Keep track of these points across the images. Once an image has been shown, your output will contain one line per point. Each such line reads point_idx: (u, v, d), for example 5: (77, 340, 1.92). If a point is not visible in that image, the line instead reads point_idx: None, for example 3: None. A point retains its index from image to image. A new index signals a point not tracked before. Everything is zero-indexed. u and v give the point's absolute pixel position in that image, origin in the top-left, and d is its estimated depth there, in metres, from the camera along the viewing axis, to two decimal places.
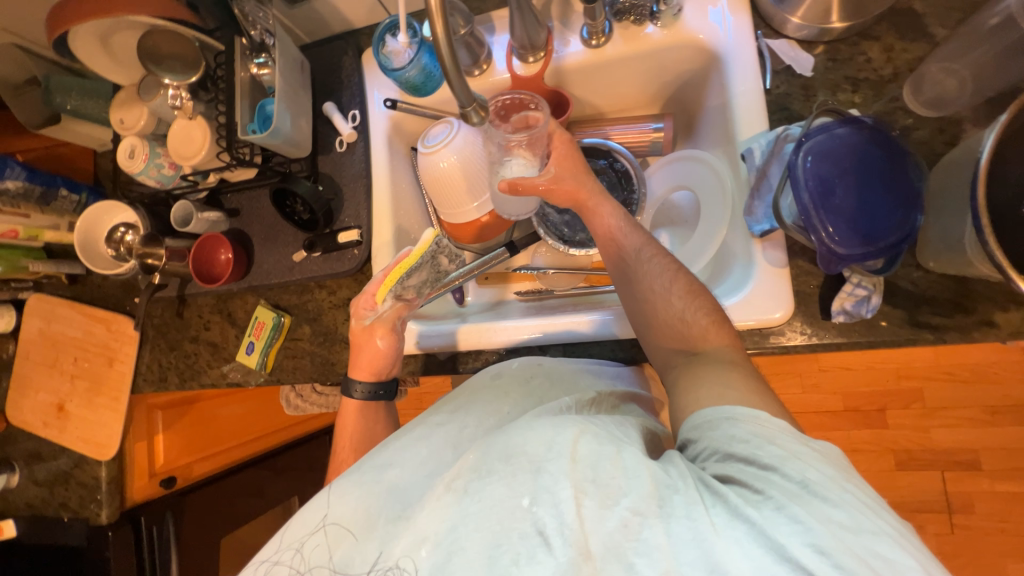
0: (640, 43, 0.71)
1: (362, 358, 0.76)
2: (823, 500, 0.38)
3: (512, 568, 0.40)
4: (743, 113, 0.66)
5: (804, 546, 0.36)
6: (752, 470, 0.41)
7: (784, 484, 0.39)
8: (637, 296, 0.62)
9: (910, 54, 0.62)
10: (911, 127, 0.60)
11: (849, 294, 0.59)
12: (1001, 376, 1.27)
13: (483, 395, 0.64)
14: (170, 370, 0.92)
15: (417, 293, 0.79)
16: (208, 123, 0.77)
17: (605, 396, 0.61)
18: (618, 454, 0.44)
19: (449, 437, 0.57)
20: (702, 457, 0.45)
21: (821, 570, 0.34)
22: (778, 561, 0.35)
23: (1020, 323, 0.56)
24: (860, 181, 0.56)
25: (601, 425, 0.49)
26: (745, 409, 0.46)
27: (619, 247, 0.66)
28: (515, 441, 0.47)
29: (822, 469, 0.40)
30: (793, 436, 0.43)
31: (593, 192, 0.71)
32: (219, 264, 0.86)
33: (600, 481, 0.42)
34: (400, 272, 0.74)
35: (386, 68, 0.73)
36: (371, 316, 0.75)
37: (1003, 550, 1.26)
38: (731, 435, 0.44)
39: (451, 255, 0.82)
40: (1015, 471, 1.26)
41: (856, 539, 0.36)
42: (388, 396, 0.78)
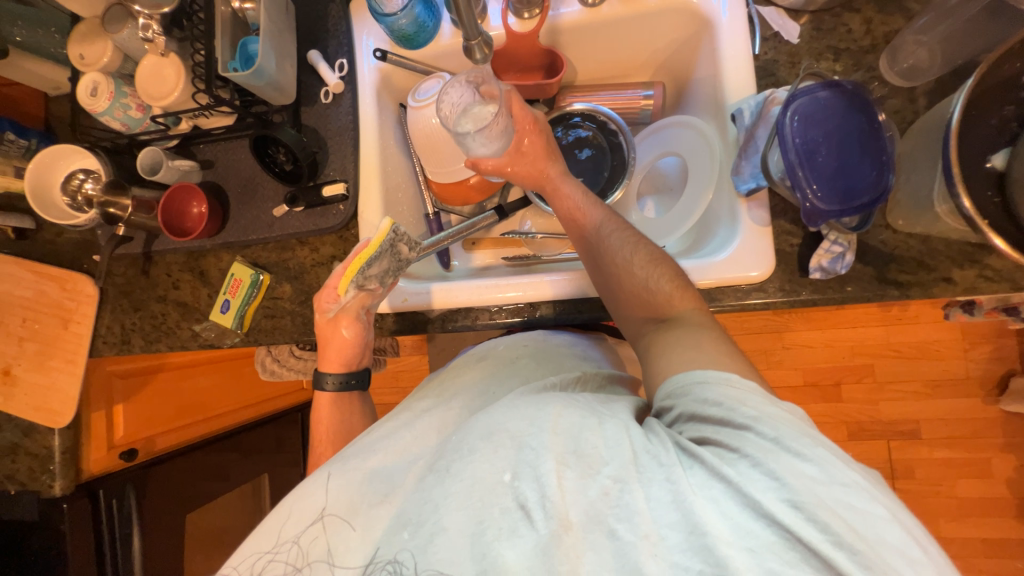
0: (635, 5, 0.72)
1: (331, 351, 0.76)
2: (795, 455, 0.40)
3: (495, 543, 0.41)
4: (733, 77, 0.68)
5: (779, 501, 0.38)
6: (726, 431, 0.43)
7: (758, 441, 0.41)
8: (602, 270, 0.65)
9: (887, 27, 0.65)
10: (885, 96, 0.64)
11: (826, 251, 0.62)
12: (942, 352, 1.37)
13: (469, 380, 0.67)
14: (135, 332, 0.86)
15: (380, 283, 0.72)
16: (182, 62, 0.72)
17: (591, 375, 0.64)
18: (599, 425, 0.46)
19: (434, 423, 0.59)
20: (677, 422, 0.47)
21: (797, 525, 0.37)
22: (756, 519, 0.38)
23: (974, 280, 0.61)
24: (840, 144, 0.60)
25: (583, 401, 0.50)
26: (716, 372, 0.48)
27: (579, 226, 0.69)
28: (495, 420, 0.48)
29: (788, 423, 0.42)
30: (760, 396, 0.45)
31: (551, 171, 0.74)
32: (191, 217, 0.81)
33: (581, 453, 0.43)
34: (359, 264, 0.67)
35: (377, 12, 0.70)
36: (335, 308, 0.72)
37: (938, 510, 1.38)
38: (704, 400, 0.46)
39: (412, 243, 0.71)
40: (951, 439, 1.38)
41: (827, 490, 0.38)
42: (360, 384, 0.79)
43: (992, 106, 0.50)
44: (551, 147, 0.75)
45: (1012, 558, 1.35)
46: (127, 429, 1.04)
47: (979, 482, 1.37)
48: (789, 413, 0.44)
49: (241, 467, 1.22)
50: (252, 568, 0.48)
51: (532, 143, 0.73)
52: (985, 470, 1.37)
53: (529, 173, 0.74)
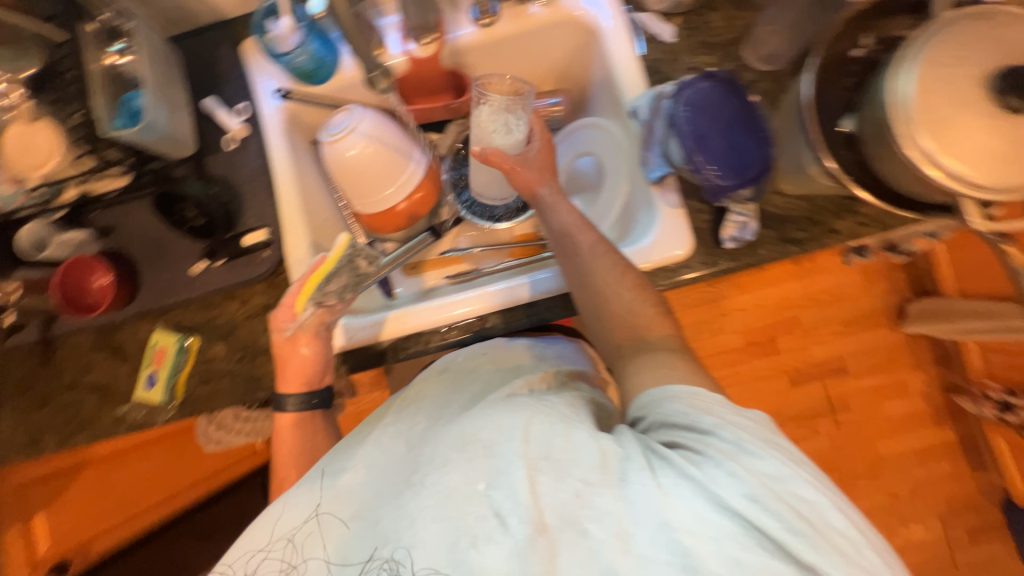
0: (526, 21, 0.76)
1: (290, 371, 0.71)
2: (754, 455, 0.43)
3: (471, 549, 0.43)
4: (625, 78, 0.74)
5: (739, 497, 0.40)
6: (692, 436, 0.45)
7: (722, 445, 0.43)
8: (586, 284, 0.64)
9: (744, 21, 0.74)
10: (754, 80, 0.73)
11: (733, 222, 0.69)
12: (849, 294, 1.55)
13: (430, 391, 0.67)
14: (44, 430, 0.76)
15: (340, 298, 0.70)
16: (61, 126, 0.69)
17: (554, 372, 0.67)
18: (568, 430, 0.48)
19: (402, 434, 0.60)
20: (650, 428, 0.49)
21: (755, 515, 0.40)
22: (719, 514, 0.40)
23: (854, 227, 0.70)
24: (727, 126, 0.66)
25: (553, 406, 0.52)
26: (684, 387, 0.50)
27: (573, 242, 0.66)
28: (467, 431, 0.50)
29: (752, 431, 0.45)
30: (728, 407, 0.47)
31: (547, 190, 0.72)
32: (94, 291, 0.73)
33: (552, 457, 0.46)
34: (317, 281, 0.67)
35: (272, 53, 0.68)
36: (292, 326, 0.69)
37: (874, 433, 1.55)
38: (674, 410, 0.48)
39: (370, 257, 0.72)
40: (872, 368, 1.56)
41: (781, 485, 0.41)
42: (323, 404, 0.74)
43: (834, 79, 0.58)
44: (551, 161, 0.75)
45: (939, 461, 1.54)
46: (49, 541, 0.98)
47: (900, 401, 1.55)
48: (755, 423, 0.46)
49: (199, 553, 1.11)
50: (245, 565, 0.53)
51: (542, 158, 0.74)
52: (903, 389, 1.55)
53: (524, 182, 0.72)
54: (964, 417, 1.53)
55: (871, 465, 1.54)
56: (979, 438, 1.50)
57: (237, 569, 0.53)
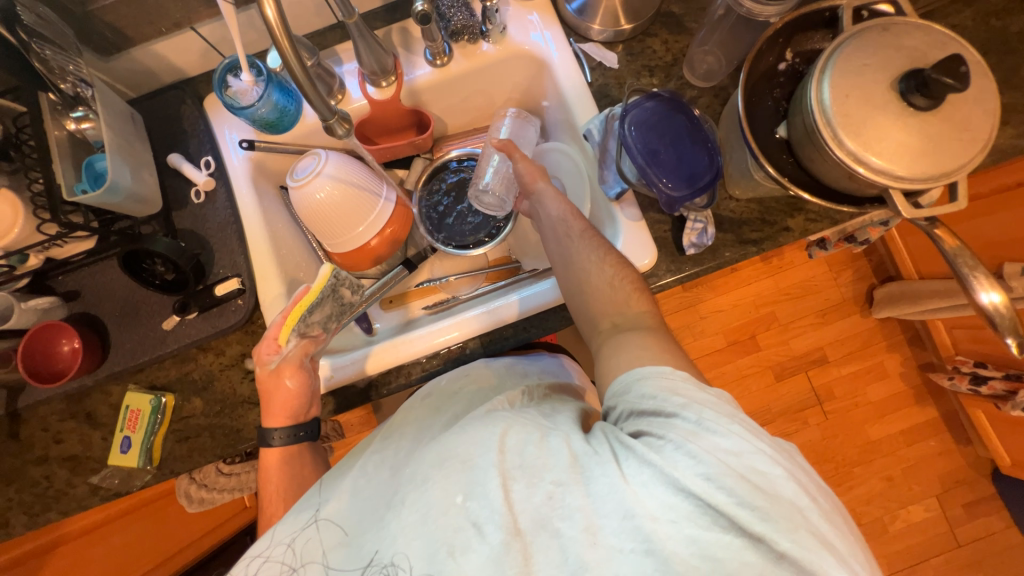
0: (479, 58, 0.80)
1: (274, 403, 0.69)
2: (713, 433, 0.43)
3: (449, 560, 0.43)
4: (577, 104, 0.78)
5: (697, 476, 0.41)
6: (658, 420, 0.46)
7: (683, 426, 0.44)
8: (569, 264, 0.65)
9: (681, 43, 0.80)
10: (696, 96, 0.78)
11: (692, 228, 0.72)
12: (819, 285, 1.61)
13: (414, 416, 0.67)
14: (13, 509, 0.73)
15: (324, 328, 0.72)
16: (18, 195, 0.66)
17: (534, 388, 0.67)
18: (542, 438, 0.48)
19: (386, 460, 0.58)
20: (621, 418, 0.49)
21: (710, 492, 0.40)
22: (677, 493, 0.41)
23: (805, 224, 0.74)
24: (674, 140, 0.70)
25: (528, 417, 0.53)
26: (651, 368, 0.50)
27: (567, 229, 0.67)
28: (446, 448, 0.50)
29: (714, 408, 0.45)
30: (692, 384, 0.48)
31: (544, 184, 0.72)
32: (63, 356, 0.72)
33: (527, 465, 0.46)
34: (300, 311, 0.67)
35: (234, 107, 0.70)
36: (276, 359, 0.68)
37: (860, 418, 1.58)
38: (641, 396, 0.49)
39: (353, 286, 0.74)
40: (850, 354, 1.60)
41: (737, 459, 0.42)
42: (310, 437, 0.71)
43: (765, 91, 0.63)
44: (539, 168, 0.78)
45: (926, 439, 1.57)
46: None
47: (881, 383, 1.60)
48: (717, 399, 0.47)
49: None
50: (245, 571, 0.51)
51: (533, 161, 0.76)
52: (882, 372, 1.60)
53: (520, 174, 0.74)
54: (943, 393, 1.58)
55: (862, 451, 1.57)
56: (959, 412, 1.54)
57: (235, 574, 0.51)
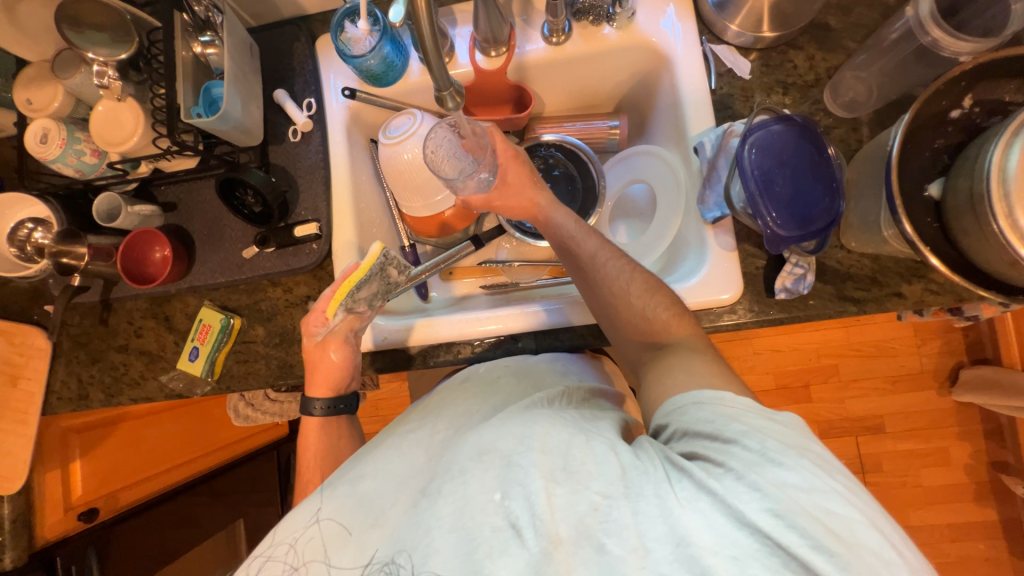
0: (598, 43, 0.75)
1: (318, 375, 0.72)
2: (779, 465, 0.41)
3: (486, 561, 0.41)
4: (693, 111, 0.72)
5: (762, 511, 0.38)
6: (716, 446, 0.44)
7: (744, 455, 0.42)
8: (600, 299, 0.64)
9: (829, 63, 0.71)
10: (830, 126, 0.69)
11: (788, 273, 0.65)
12: (899, 350, 1.46)
13: (453, 398, 0.66)
14: (94, 386, 0.81)
15: (369, 305, 0.71)
16: (141, 105, 0.70)
17: (574, 389, 0.63)
18: (587, 442, 0.46)
19: (421, 444, 0.58)
20: (672, 438, 0.48)
21: (777, 531, 0.37)
22: (738, 527, 0.38)
23: (922, 293, 0.65)
24: (795, 171, 0.63)
25: (569, 420, 0.51)
26: (710, 393, 0.48)
27: (594, 255, 0.66)
28: (485, 440, 0.49)
29: (778, 437, 0.43)
30: (756, 411, 0.46)
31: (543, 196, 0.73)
32: (153, 263, 0.78)
33: (570, 469, 0.44)
34: (348, 287, 0.67)
35: (345, 54, 0.70)
36: (323, 332, 0.70)
37: (906, 500, 1.45)
38: (697, 418, 0.47)
39: (401, 267, 0.72)
40: (914, 431, 1.46)
41: (810, 498, 0.39)
42: (349, 409, 0.75)
43: (926, 139, 0.54)
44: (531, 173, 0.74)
45: (975, 541, 1.43)
46: (85, 487, 0.97)
47: (940, 470, 1.45)
48: (787, 428, 0.44)
49: (214, 513, 1.17)
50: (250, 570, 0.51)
51: (516, 173, 0.73)
52: (945, 458, 1.45)
53: (519, 205, 0.73)
54: (1012, 500, 1.40)
55: None
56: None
57: (241, 572, 0.52)
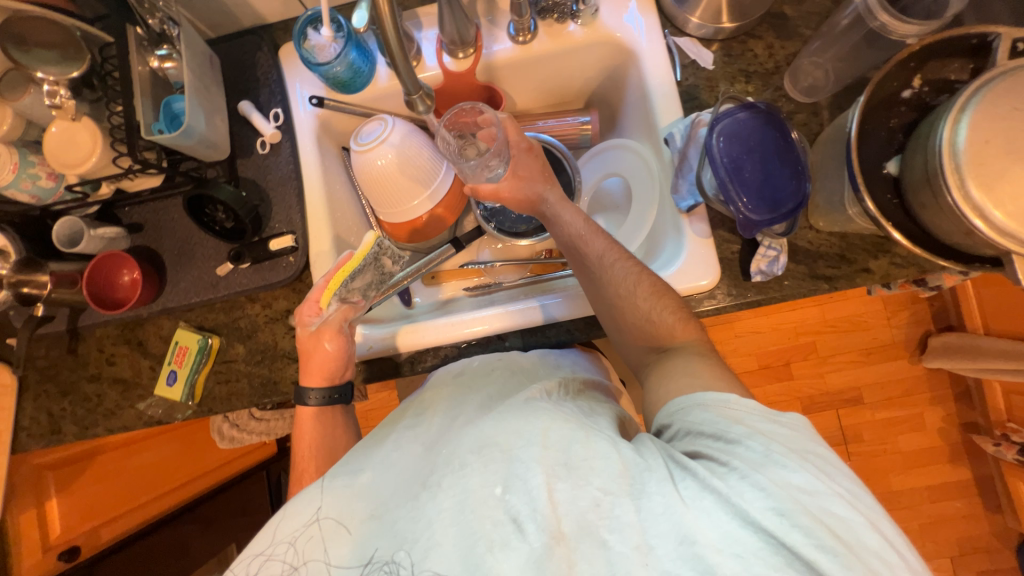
0: (564, 40, 0.76)
1: (313, 364, 0.70)
2: (783, 466, 0.42)
3: (487, 555, 0.41)
4: (661, 103, 0.73)
5: (766, 509, 0.39)
6: (720, 445, 0.46)
7: (748, 454, 0.44)
8: (606, 298, 0.65)
9: (787, 50, 0.73)
10: (792, 111, 0.71)
11: (763, 256, 0.67)
12: (871, 323, 1.51)
13: (448, 394, 0.65)
14: (66, 419, 0.78)
15: (363, 295, 0.73)
16: (97, 124, 0.67)
17: (570, 380, 0.64)
18: (588, 438, 0.47)
19: (419, 437, 0.58)
20: (676, 436, 0.50)
21: (782, 530, 0.38)
22: (742, 526, 0.39)
23: (888, 267, 0.68)
24: (763, 157, 0.65)
25: (569, 414, 0.51)
26: (715, 395, 0.51)
27: (602, 254, 0.66)
28: (487, 433, 0.49)
29: (782, 441, 0.45)
30: (760, 415, 0.48)
31: (548, 193, 0.74)
32: (122, 287, 0.76)
33: (572, 464, 0.44)
34: (343, 275, 0.70)
35: (311, 62, 0.69)
36: (317, 322, 0.70)
37: (887, 466, 1.51)
38: (702, 418, 0.49)
39: (394, 257, 0.79)
40: (890, 400, 1.52)
41: (812, 498, 0.40)
42: (344, 399, 0.73)
43: (881, 119, 0.57)
44: (540, 166, 0.76)
45: (952, 499, 1.50)
46: (64, 525, 0.93)
47: (916, 435, 1.51)
48: (791, 432, 0.46)
49: (204, 540, 1.13)
50: (246, 570, 0.48)
51: (526, 166, 0.75)
52: (920, 423, 1.51)
53: (525, 199, 0.74)
54: (983, 457, 1.48)
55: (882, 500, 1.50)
56: (997, 480, 1.45)
57: (234, 572, 0.48)
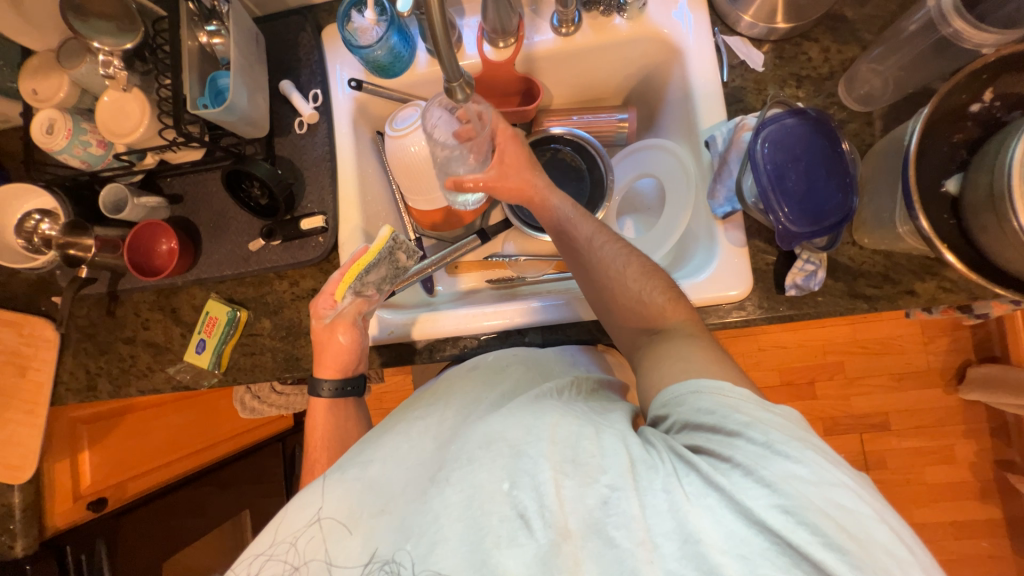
0: (609, 33, 0.74)
1: (326, 356, 0.72)
2: (787, 458, 0.40)
3: (494, 550, 0.41)
4: (704, 104, 0.71)
5: (770, 508, 0.38)
6: (718, 439, 0.43)
7: (748, 448, 0.41)
8: (595, 282, 0.64)
9: (844, 55, 0.69)
10: (845, 120, 0.68)
11: (799, 269, 0.65)
12: (905, 348, 1.44)
13: (460, 387, 0.65)
14: (102, 376, 0.82)
15: (377, 289, 0.72)
16: (147, 96, 0.70)
17: (583, 379, 0.63)
18: (596, 434, 0.46)
19: (429, 429, 0.58)
20: (672, 429, 0.48)
21: (788, 529, 0.37)
22: (747, 525, 0.38)
23: (935, 291, 0.64)
24: (809, 166, 0.62)
25: (580, 411, 0.51)
26: (709, 382, 0.48)
27: (592, 238, 0.66)
28: (493, 429, 0.49)
29: (781, 428, 0.43)
30: (755, 403, 0.45)
31: (538, 179, 0.72)
32: (160, 255, 0.78)
33: (578, 460, 0.44)
34: (356, 271, 0.67)
35: (352, 44, 0.69)
36: (331, 314, 0.70)
37: (910, 498, 1.45)
38: (698, 409, 0.46)
39: (409, 251, 0.71)
40: (919, 429, 1.45)
41: (818, 491, 0.39)
42: (357, 393, 0.74)
43: (943, 134, 0.53)
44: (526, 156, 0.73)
45: (978, 538, 1.43)
46: (94, 477, 0.98)
47: (944, 468, 1.44)
48: (786, 421, 0.44)
49: (219, 503, 1.18)
50: (249, 570, 0.50)
51: (514, 155, 0.72)
52: (949, 456, 1.44)
53: (514, 187, 0.71)
54: (1017, 497, 1.40)
55: None
56: None
57: (241, 569, 0.51)
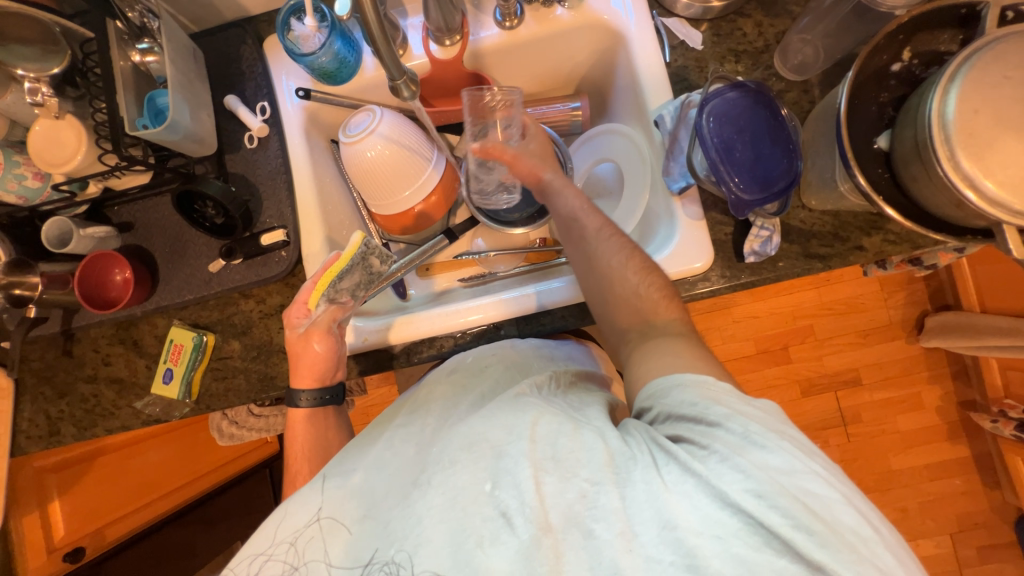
0: (552, 24, 0.75)
1: (301, 365, 0.70)
2: (761, 447, 0.41)
3: (478, 550, 0.41)
4: (651, 85, 0.72)
5: (743, 492, 0.39)
6: (700, 429, 0.44)
7: (727, 437, 0.42)
8: (596, 272, 0.63)
9: (776, 28, 0.72)
10: (783, 90, 0.71)
11: (756, 236, 0.67)
12: (867, 304, 1.52)
13: (442, 394, 0.65)
14: (64, 420, 0.78)
15: (352, 295, 0.71)
16: (82, 122, 0.66)
17: (562, 372, 0.64)
18: (575, 431, 0.47)
19: (412, 436, 0.58)
20: (657, 420, 0.48)
21: (760, 511, 0.38)
22: (722, 507, 0.39)
23: (881, 245, 0.68)
24: (754, 137, 0.64)
25: (558, 408, 0.51)
26: (693, 376, 0.49)
27: (595, 227, 0.65)
28: (475, 431, 0.49)
29: (759, 421, 0.44)
30: (736, 396, 0.46)
31: (552, 176, 0.71)
32: (115, 286, 0.75)
33: (558, 458, 0.44)
34: (329, 278, 0.67)
35: (295, 53, 0.68)
36: (306, 323, 0.69)
37: (887, 447, 1.52)
38: (681, 401, 0.47)
39: (383, 256, 0.72)
40: (889, 380, 1.52)
41: (789, 479, 0.40)
42: (336, 400, 0.73)
43: (870, 95, 0.57)
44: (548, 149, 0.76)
45: (952, 477, 1.51)
46: (68, 528, 0.95)
47: (914, 415, 1.52)
48: (763, 413, 0.45)
49: (209, 539, 1.14)
50: (248, 569, 0.48)
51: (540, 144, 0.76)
52: (918, 403, 1.52)
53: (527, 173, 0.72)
54: (982, 433, 1.49)
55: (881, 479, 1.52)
56: (995, 457, 1.46)
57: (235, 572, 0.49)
